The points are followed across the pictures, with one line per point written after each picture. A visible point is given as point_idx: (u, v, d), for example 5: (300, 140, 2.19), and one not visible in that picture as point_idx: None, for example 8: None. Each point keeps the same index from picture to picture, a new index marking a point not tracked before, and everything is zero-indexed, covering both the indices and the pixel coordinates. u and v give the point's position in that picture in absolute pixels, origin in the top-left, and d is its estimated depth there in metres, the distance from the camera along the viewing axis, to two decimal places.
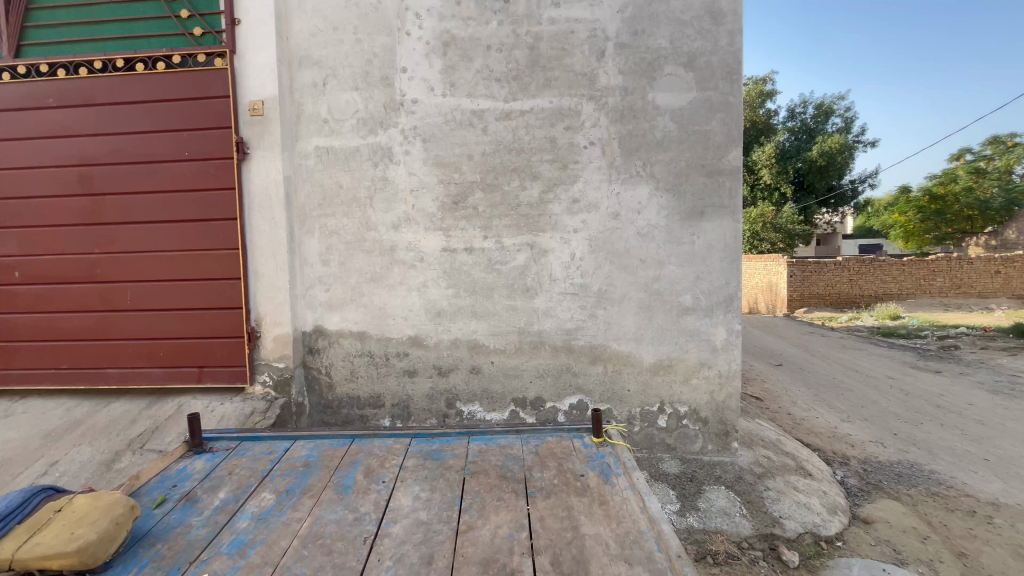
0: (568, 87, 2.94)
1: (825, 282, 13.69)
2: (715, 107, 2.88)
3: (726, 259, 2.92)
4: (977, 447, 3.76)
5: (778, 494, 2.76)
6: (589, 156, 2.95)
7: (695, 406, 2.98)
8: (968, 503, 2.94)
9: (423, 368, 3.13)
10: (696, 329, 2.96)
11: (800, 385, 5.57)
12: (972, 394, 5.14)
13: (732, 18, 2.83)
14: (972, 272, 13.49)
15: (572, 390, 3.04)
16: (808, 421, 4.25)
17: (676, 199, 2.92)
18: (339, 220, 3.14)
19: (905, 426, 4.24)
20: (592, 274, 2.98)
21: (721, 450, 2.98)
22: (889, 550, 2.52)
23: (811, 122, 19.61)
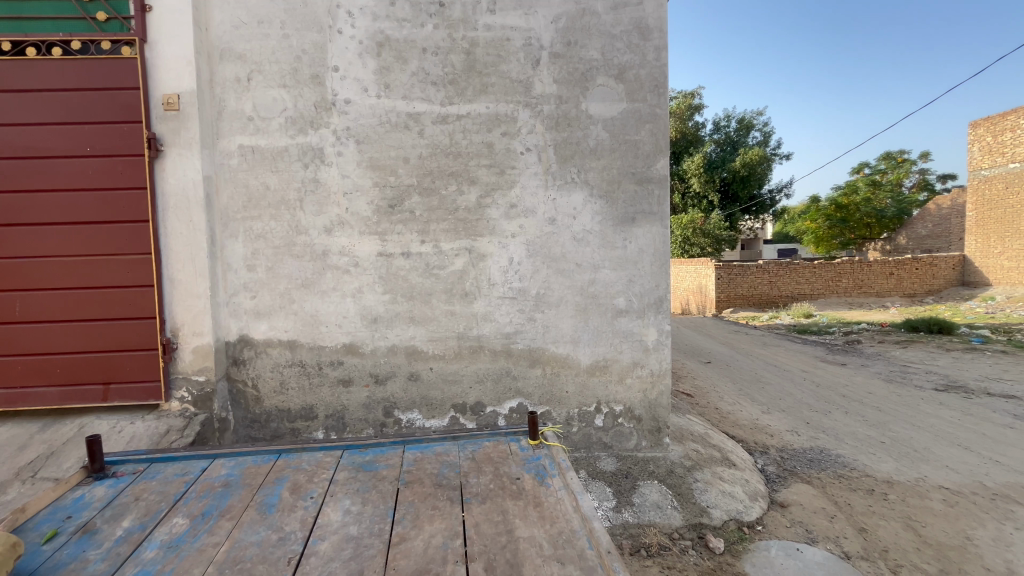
0: (505, 93, 2.97)
1: (748, 283, 14.73)
2: (644, 118, 3.02)
3: (656, 263, 3.07)
4: (875, 431, 4.18)
5: (706, 485, 2.93)
6: (525, 162, 2.99)
7: (629, 404, 3.09)
8: (868, 483, 3.25)
9: (358, 376, 3.02)
10: (629, 331, 3.07)
11: (727, 381, 5.95)
12: (871, 384, 5.71)
13: (658, 34, 2.99)
14: (871, 274, 14.94)
15: (512, 394, 3.06)
16: (733, 414, 4.54)
17: (609, 205, 3.03)
18: (265, 224, 2.97)
19: (816, 415, 4.63)
20: (530, 279, 3.02)
21: (654, 446, 3.10)
22: (802, 531, 2.72)
23: (734, 135, 21.11)
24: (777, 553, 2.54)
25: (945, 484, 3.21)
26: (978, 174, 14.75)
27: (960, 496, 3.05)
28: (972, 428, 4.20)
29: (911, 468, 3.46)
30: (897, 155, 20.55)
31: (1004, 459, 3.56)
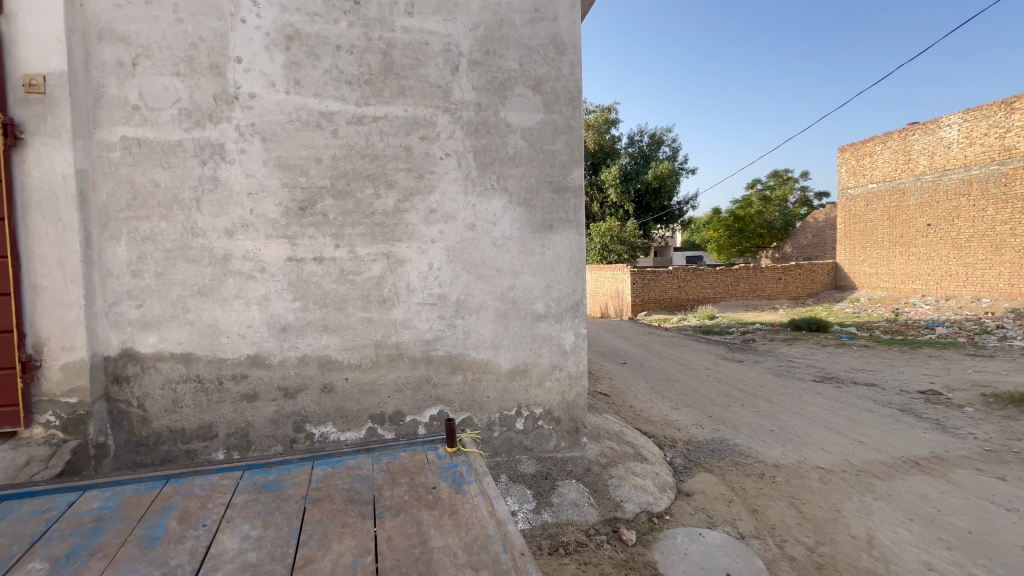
0: (423, 97, 2.94)
1: (660, 288, 15.75)
2: (560, 129, 3.13)
3: (573, 269, 3.18)
4: (766, 420, 4.64)
5: (620, 481, 3.08)
6: (445, 167, 2.98)
7: (548, 407, 3.16)
8: (760, 468, 3.59)
9: (265, 390, 2.81)
10: (548, 335, 3.16)
11: (640, 380, 6.32)
12: (763, 378, 6.34)
13: (573, 50, 3.13)
14: (764, 279, 16.65)
15: (431, 402, 3.01)
16: (645, 412, 4.83)
17: (528, 213, 3.10)
18: (154, 225, 2.69)
19: (718, 408, 5.05)
20: (450, 284, 3.00)
21: (573, 446, 3.20)
22: (704, 516, 2.95)
23: (646, 149, 22.55)
24: (682, 539, 2.71)
25: (821, 464, 3.63)
26: (845, 192, 16.96)
27: (832, 474, 3.47)
28: (842, 413, 4.79)
29: (794, 452, 3.88)
30: (782, 173, 23.27)
31: (866, 439, 4.10)
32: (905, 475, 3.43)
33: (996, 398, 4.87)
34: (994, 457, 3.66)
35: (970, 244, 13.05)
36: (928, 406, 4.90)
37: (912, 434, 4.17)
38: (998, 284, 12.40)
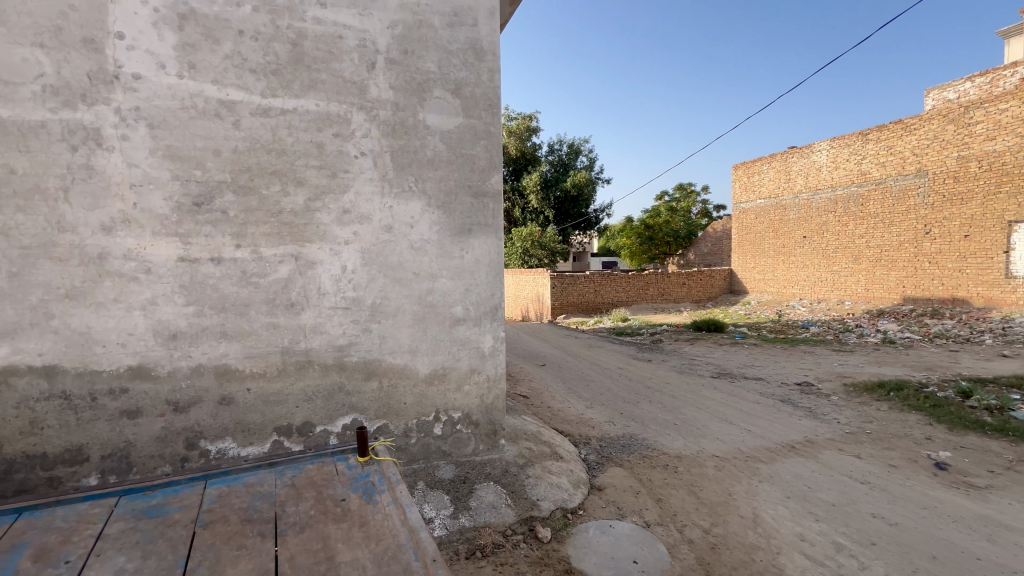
0: (336, 92, 2.82)
1: (578, 291, 16.37)
2: (480, 134, 3.16)
3: (491, 273, 3.22)
4: (670, 415, 5.00)
5: (536, 480, 3.16)
6: (360, 166, 2.87)
7: (467, 411, 3.18)
8: (664, 459, 3.86)
9: (149, 405, 2.52)
10: (467, 339, 3.16)
11: (558, 381, 6.53)
12: (669, 375, 6.84)
13: (491, 57, 3.18)
14: (670, 284, 17.93)
15: (344, 410, 2.88)
16: (562, 411, 5.01)
17: (446, 216, 3.08)
18: (7, 216, 2.31)
19: (628, 405, 5.36)
20: (365, 288, 2.90)
21: (491, 448, 3.26)
22: (614, 508, 3.11)
23: (565, 157, 23.45)
24: (595, 532, 2.83)
25: (716, 453, 3.98)
26: (739, 206, 18.71)
27: (725, 461, 3.82)
28: (734, 405, 5.29)
29: (694, 443, 4.22)
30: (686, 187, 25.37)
31: (754, 428, 4.56)
32: (784, 458, 3.87)
33: (854, 387, 5.66)
34: (852, 438, 4.25)
35: (836, 254, 15.05)
36: (803, 396, 5.57)
37: (790, 421, 4.72)
38: (856, 289, 14.44)
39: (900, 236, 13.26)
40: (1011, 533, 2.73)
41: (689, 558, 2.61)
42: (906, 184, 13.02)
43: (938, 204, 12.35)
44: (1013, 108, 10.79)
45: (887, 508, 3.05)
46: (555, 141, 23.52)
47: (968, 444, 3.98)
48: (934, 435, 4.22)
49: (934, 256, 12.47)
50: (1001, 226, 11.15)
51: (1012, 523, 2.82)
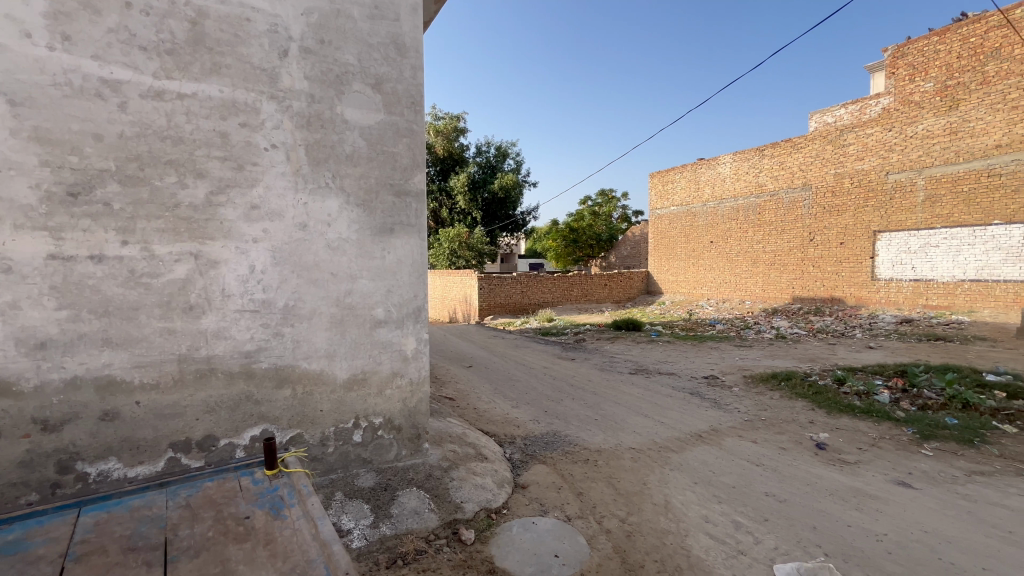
0: (244, 79, 2.62)
1: (505, 293, 16.55)
2: (402, 132, 3.09)
3: (414, 273, 3.15)
4: (591, 410, 5.22)
5: (460, 481, 3.14)
6: (270, 160, 2.69)
7: (389, 415, 3.10)
8: (585, 454, 4.00)
9: (10, 426, 2.17)
10: (388, 341, 3.07)
11: (484, 381, 6.56)
12: (590, 373, 7.12)
13: (414, 54, 3.11)
14: (593, 285, 18.67)
15: (252, 421, 2.69)
16: (488, 412, 5.05)
17: (366, 215, 2.98)
18: None
19: (552, 403, 5.51)
20: (276, 289, 2.71)
21: (414, 453, 3.22)
22: (537, 505, 3.17)
23: (493, 160, 23.66)
24: (518, 530, 2.86)
25: (633, 445, 4.20)
26: (655, 212, 19.90)
27: (641, 452, 4.04)
28: (650, 399, 5.62)
29: (613, 437, 4.42)
30: (608, 193, 26.61)
31: (666, 420, 4.88)
32: (692, 446, 4.17)
33: (752, 378, 6.24)
34: (750, 425, 4.68)
35: (738, 258, 16.48)
36: (709, 388, 6.05)
37: (698, 412, 5.11)
38: (755, 290, 15.91)
39: (790, 242, 14.82)
40: (874, 500, 3.15)
41: (607, 547, 2.72)
42: (794, 196, 14.59)
43: (820, 214, 13.96)
44: (877, 133, 12.51)
45: (778, 486, 3.38)
46: (482, 143, 23.68)
47: (842, 425, 4.54)
48: (816, 418, 4.76)
49: (817, 260, 14.07)
50: (868, 234, 12.84)
51: (876, 493, 3.25)
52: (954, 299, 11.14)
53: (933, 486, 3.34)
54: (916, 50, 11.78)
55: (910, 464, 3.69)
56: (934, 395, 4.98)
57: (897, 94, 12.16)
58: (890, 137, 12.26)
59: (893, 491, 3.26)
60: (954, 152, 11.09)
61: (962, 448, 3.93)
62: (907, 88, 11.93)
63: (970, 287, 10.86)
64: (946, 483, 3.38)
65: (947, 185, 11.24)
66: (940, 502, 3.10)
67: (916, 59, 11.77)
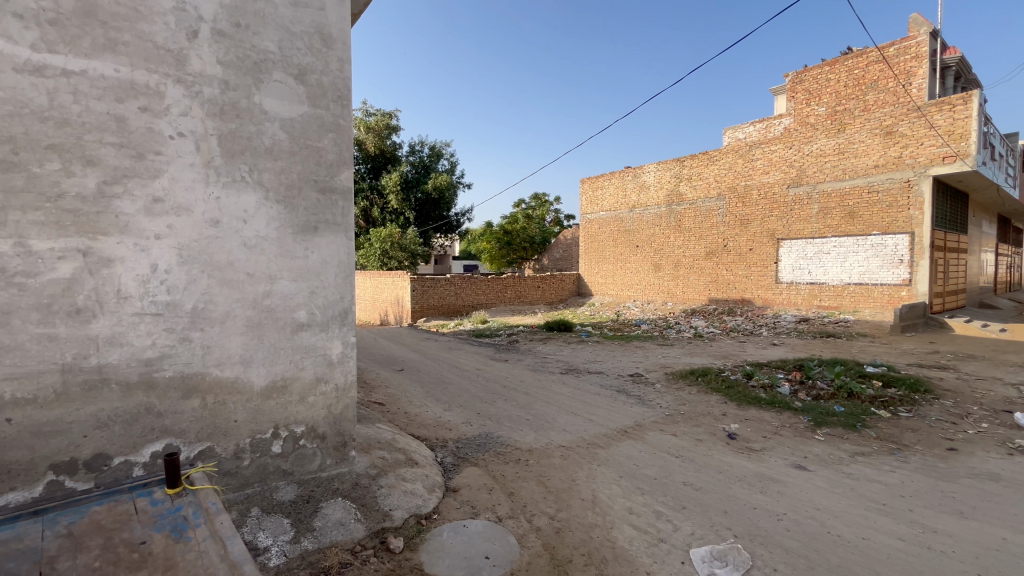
0: (146, 59, 2.38)
1: (438, 294, 16.33)
2: (327, 126, 2.95)
3: (340, 274, 3.01)
4: (523, 410, 5.28)
5: (389, 489, 3.05)
6: (176, 150, 2.46)
7: (311, 424, 2.96)
8: (516, 454, 4.04)
9: None
10: (311, 346, 2.91)
11: (416, 385, 6.43)
12: (522, 374, 7.21)
13: (341, 47, 3.00)
14: (526, 286, 18.94)
15: (154, 436, 2.44)
16: (419, 417, 4.96)
17: (287, 211, 2.81)
18: None
19: (485, 405, 5.51)
20: (183, 290, 2.48)
21: (340, 462, 3.10)
22: (468, 508, 3.15)
23: (426, 159, 23.37)
24: (448, 534, 2.82)
25: (563, 443, 4.31)
26: (586, 217, 20.58)
27: (570, 450, 4.15)
28: (579, 397, 5.81)
29: (544, 435, 4.50)
30: (541, 197, 27.23)
31: (594, 417, 5.05)
32: (618, 442, 4.35)
33: (673, 375, 6.64)
34: (671, 419, 4.97)
35: (661, 261, 17.45)
36: (634, 385, 6.35)
37: (623, 408, 5.34)
38: (676, 291, 16.93)
39: (706, 247, 15.93)
40: (776, 483, 3.47)
41: (536, 545, 2.76)
42: (710, 205, 15.72)
43: (732, 222, 15.15)
44: (780, 150, 13.81)
45: (694, 475, 3.62)
46: (416, 142, 23.34)
47: (750, 416, 4.95)
48: (728, 411, 5.16)
49: (729, 264, 15.25)
50: (772, 242, 14.12)
51: (777, 476, 3.58)
52: (842, 300, 12.54)
53: (824, 467, 3.73)
54: (811, 77, 13.17)
55: (805, 449, 4.10)
56: (826, 385, 5.58)
57: (796, 116, 13.53)
58: (790, 154, 13.58)
59: (791, 474, 3.61)
60: (841, 170, 12.51)
61: (847, 432, 4.43)
62: (805, 111, 13.30)
63: (855, 289, 12.27)
64: (834, 464, 3.80)
65: (836, 199, 12.64)
66: (830, 481, 3.48)
67: (812, 86, 13.17)
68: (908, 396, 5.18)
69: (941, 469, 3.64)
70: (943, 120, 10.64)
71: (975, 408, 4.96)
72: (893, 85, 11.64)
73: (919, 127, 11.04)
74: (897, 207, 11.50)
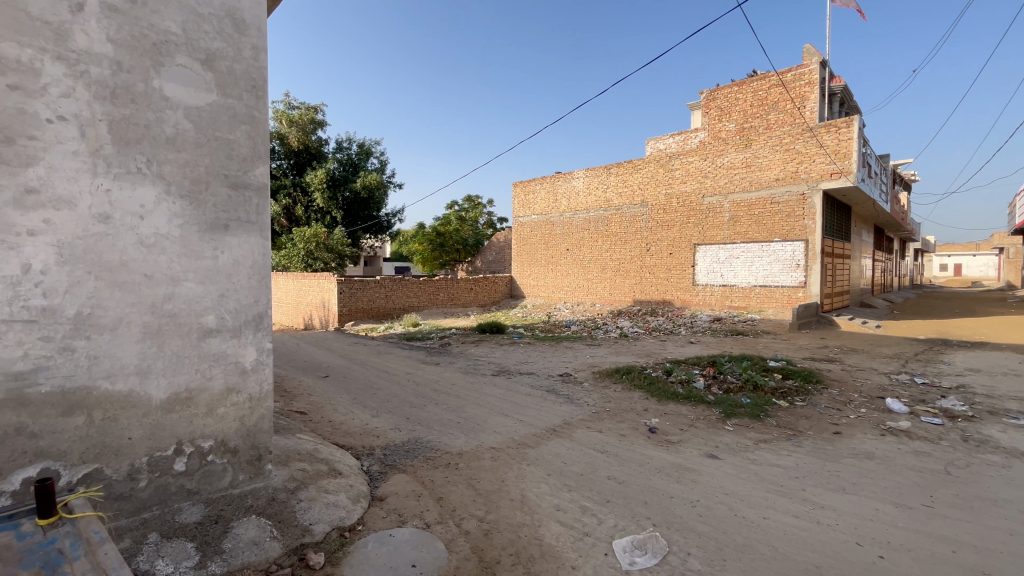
0: (17, 30, 2.09)
1: (367, 297, 15.77)
2: (239, 117, 2.76)
3: (254, 276, 2.81)
4: (454, 414, 5.24)
5: (309, 502, 2.89)
6: (57, 135, 2.18)
7: (221, 437, 2.74)
8: (446, 458, 4.00)
9: None
10: (221, 353, 2.70)
11: (342, 391, 6.17)
12: (454, 376, 7.15)
13: (256, 33, 2.82)
14: (459, 288, 18.85)
15: (25, 461, 2.14)
16: (344, 425, 4.76)
17: (192, 208, 2.58)
18: None
19: (415, 409, 5.40)
20: (65, 294, 2.20)
21: (254, 476, 2.91)
22: (395, 516, 3.06)
23: (355, 157, 22.55)
24: (373, 545, 2.72)
25: (493, 445, 4.32)
26: (518, 220, 20.83)
27: (500, 451, 4.18)
28: (510, 399, 5.86)
29: (474, 438, 4.50)
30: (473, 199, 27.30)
31: (525, 417, 5.12)
32: (547, 441, 4.44)
33: (599, 374, 6.89)
34: (597, 416, 5.16)
35: (590, 264, 18.08)
36: (563, 385, 6.52)
37: (552, 407, 5.47)
38: (604, 293, 17.60)
39: (632, 251, 16.73)
40: (690, 472, 3.71)
41: (465, 549, 2.75)
42: (635, 212, 16.56)
43: (654, 228, 16.03)
44: (696, 162, 14.85)
45: (618, 469, 3.78)
46: (343, 138, 22.46)
47: (668, 410, 5.27)
48: (649, 406, 5.45)
49: (652, 268, 16.13)
50: (690, 247, 15.11)
51: (692, 466, 3.83)
52: (749, 301, 13.70)
53: (733, 455, 4.05)
54: (723, 96, 14.26)
55: (717, 439, 4.43)
56: (735, 379, 6.06)
57: (710, 130, 14.59)
58: (705, 165, 14.65)
59: (704, 463, 3.89)
60: (748, 182, 13.67)
61: (752, 422, 4.84)
62: (717, 126, 14.39)
63: (760, 291, 13.45)
64: (741, 451, 4.14)
65: (744, 208, 13.79)
66: (736, 467, 3.78)
67: (723, 104, 14.26)
68: (801, 387, 5.78)
69: (828, 451, 4.08)
70: (830, 141, 11.97)
71: (856, 395, 5.62)
72: (790, 107, 12.90)
73: (812, 146, 12.34)
74: (794, 216, 12.76)
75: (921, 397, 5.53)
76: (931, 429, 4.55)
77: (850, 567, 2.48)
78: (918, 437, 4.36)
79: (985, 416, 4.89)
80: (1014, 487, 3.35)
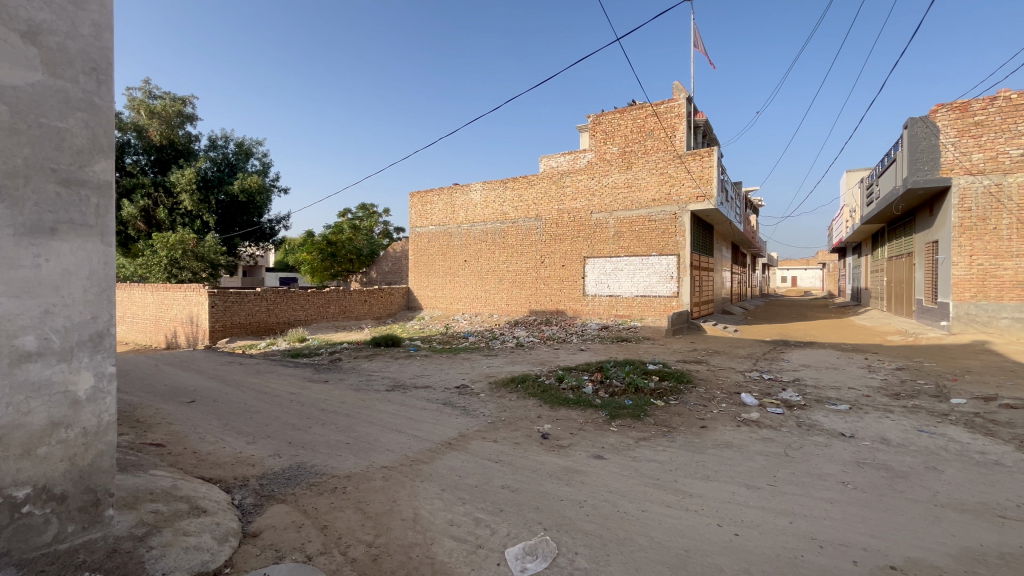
0: None
1: (245, 311, 14.29)
2: (75, 103, 2.37)
3: (91, 289, 2.41)
4: (342, 434, 4.93)
5: (163, 548, 2.51)
6: None
7: (43, 482, 2.29)
8: (332, 483, 3.74)
9: None
10: (45, 382, 2.25)
11: (211, 417, 5.48)
12: (344, 394, 6.73)
13: (97, 8, 2.45)
14: (351, 300, 17.95)
15: None
16: (211, 455, 4.23)
17: (5, 207, 2.14)
18: None
19: (298, 432, 4.98)
20: None
21: (89, 526, 2.47)
22: (271, 552, 2.78)
23: (232, 156, 20.56)
24: None
25: (384, 464, 4.13)
26: (415, 230, 20.45)
27: (392, 469, 4.01)
28: (404, 414, 5.67)
29: (364, 458, 4.27)
30: (367, 208, 26.33)
31: (420, 432, 4.99)
32: (442, 455, 4.37)
33: (495, 384, 6.96)
34: (493, 426, 5.20)
35: (488, 275, 18.30)
36: (459, 396, 6.47)
37: (448, 420, 5.40)
38: (501, 304, 17.88)
39: (527, 263, 17.28)
40: (579, 474, 3.90)
41: None
42: (530, 225, 17.17)
43: (547, 240, 16.74)
44: (584, 180, 15.89)
45: (512, 478, 3.84)
46: (218, 136, 20.41)
47: (560, 416, 5.50)
48: (542, 413, 5.64)
49: (546, 279, 16.80)
50: (580, 259, 16.03)
51: (580, 468, 4.02)
52: (632, 310, 14.90)
53: (617, 455, 4.33)
54: (607, 120, 15.38)
55: (603, 440, 4.71)
56: (619, 383, 6.52)
57: (596, 152, 15.69)
58: (592, 184, 15.75)
59: (590, 463, 4.12)
60: (629, 201, 14.94)
61: (634, 422, 5.24)
62: (602, 148, 15.53)
63: (642, 301, 14.69)
64: (623, 450, 4.44)
65: (626, 226, 15.02)
66: (620, 466, 4.05)
67: (607, 128, 15.37)
68: (675, 387, 6.38)
69: (696, 443, 4.57)
70: (697, 168, 13.56)
71: (718, 392, 6.37)
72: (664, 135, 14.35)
73: (681, 171, 13.87)
74: (668, 233, 14.18)
75: (767, 391, 6.43)
76: (774, 418, 5.32)
77: (712, 547, 2.77)
78: (765, 426, 5.05)
79: (813, 404, 5.83)
80: (833, 462, 4.03)
